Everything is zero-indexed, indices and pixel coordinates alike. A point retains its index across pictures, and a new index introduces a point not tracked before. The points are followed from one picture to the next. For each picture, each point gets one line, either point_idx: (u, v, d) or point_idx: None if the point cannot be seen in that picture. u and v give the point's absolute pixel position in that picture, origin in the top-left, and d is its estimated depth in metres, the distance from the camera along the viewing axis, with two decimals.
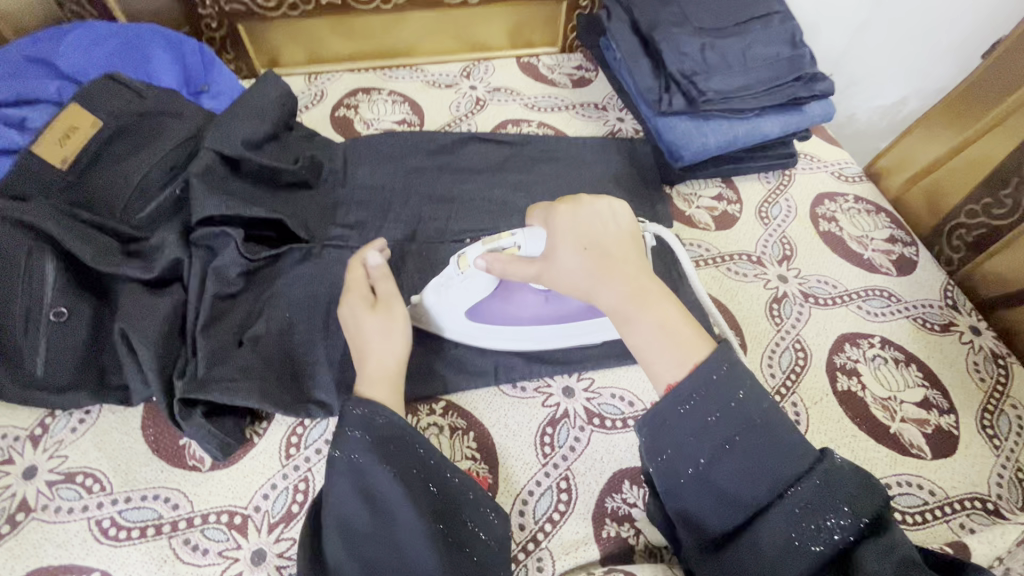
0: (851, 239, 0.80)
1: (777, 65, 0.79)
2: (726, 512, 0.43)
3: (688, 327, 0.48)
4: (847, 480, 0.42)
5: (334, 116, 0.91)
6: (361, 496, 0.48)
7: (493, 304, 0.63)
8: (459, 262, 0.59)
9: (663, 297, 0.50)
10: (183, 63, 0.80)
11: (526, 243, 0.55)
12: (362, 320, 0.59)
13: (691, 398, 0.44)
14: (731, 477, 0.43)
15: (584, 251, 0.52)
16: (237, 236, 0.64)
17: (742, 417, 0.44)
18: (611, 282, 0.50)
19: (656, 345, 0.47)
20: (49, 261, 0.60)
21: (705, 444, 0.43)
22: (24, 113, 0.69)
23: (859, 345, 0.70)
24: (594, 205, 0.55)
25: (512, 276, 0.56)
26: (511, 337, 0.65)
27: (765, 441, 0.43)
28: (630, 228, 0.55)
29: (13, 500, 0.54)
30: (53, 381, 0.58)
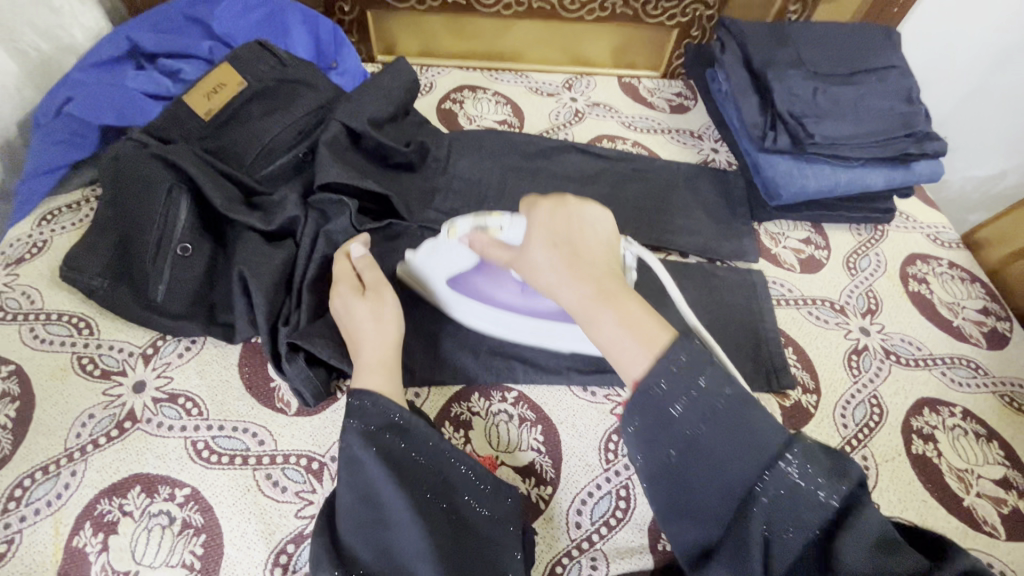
0: (941, 304, 0.79)
1: (891, 119, 0.78)
2: (711, 503, 0.44)
3: (650, 321, 0.47)
4: (820, 459, 0.42)
5: (441, 107, 0.95)
6: (364, 487, 0.49)
7: (472, 278, 0.66)
8: (448, 231, 0.59)
9: (628, 294, 0.49)
10: (317, 39, 0.84)
11: (508, 228, 0.57)
12: (361, 306, 0.61)
13: (651, 391, 0.44)
14: (705, 479, 0.44)
15: (552, 246, 0.52)
16: (352, 207, 0.68)
17: (705, 407, 0.43)
18: (571, 279, 0.50)
19: (614, 341, 0.47)
20: (186, 195, 0.66)
21: (670, 436, 0.44)
22: (179, 65, 0.77)
23: (939, 412, 0.68)
24: (578, 205, 0.55)
25: (489, 257, 0.58)
26: (486, 321, 0.67)
27: (737, 437, 0.43)
28: (608, 232, 0.56)
29: (122, 408, 0.59)
30: (170, 309, 0.63)
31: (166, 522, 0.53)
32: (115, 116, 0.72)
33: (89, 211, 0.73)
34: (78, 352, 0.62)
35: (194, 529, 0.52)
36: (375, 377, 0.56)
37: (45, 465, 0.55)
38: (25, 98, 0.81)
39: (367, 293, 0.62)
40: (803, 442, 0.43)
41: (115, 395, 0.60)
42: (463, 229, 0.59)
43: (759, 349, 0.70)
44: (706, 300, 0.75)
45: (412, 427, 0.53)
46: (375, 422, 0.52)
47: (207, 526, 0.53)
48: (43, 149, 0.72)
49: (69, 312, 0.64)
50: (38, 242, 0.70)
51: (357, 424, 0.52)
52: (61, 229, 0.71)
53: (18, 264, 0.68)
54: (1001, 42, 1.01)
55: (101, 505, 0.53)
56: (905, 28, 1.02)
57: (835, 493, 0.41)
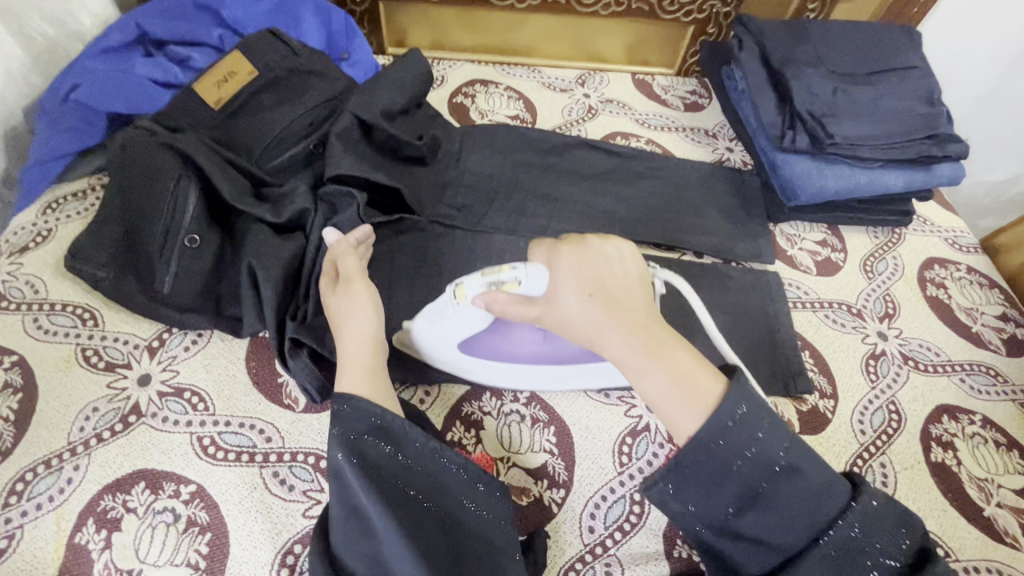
0: (959, 310, 0.77)
1: (912, 119, 0.77)
2: (772, 553, 0.45)
3: (699, 371, 0.46)
4: (886, 509, 0.45)
5: (452, 101, 0.94)
6: (350, 497, 0.47)
7: (488, 340, 0.61)
8: (455, 292, 0.57)
9: (673, 343, 0.48)
10: (328, 29, 0.83)
11: (526, 281, 0.53)
12: (334, 301, 0.59)
13: (710, 448, 0.44)
14: (764, 527, 0.45)
15: (587, 295, 0.49)
16: (361, 199, 0.67)
17: (768, 462, 0.44)
18: (616, 332, 0.48)
19: (668, 398, 0.46)
20: (195, 185, 0.64)
21: (731, 489, 0.45)
22: (189, 53, 0.75)
23: (958, 420, 0.67)
24: (603, 247, 0.52)
25: (512, 316, 0.54)
26: (512, 376, 0.62)
27: (796, 488, 0.44)
28: (635, 265, 0.52)
29: (127, 401, 0.58)
30: (178, 301, 0.62)
31: (171, 519, 0.51)
32: (123, 104, 0.71)
33: (95, 200, 0.72)
34: (82, 344, 0.60)
35: (200, 527, 0.51)
36: (359, 380, 0.53)
37: (47, 458, 0.53)
38: (31, 84, 0.80)
39: (339, 287, 0.60)
40: (866, 494, 0.46)
41: (120, 388, 0.58)
42: (472, 289, 0.55)
43: (775, 353, 0.69)
44: (722, 303, 0.73)
45: (394, 428, 0.50)
46: (355, 428, 0.50)
47: (213, 525, 0.51)
48: (49, 136, 0.71)
49: (74, 303, 0.63)
50: (43, 231, 0.69)
51: (338, 431, 0.50)
52: (67, 218, 0.70)
53: (23, 253, 0.66)
54: (1020, 44, 1.00)
55: (105, 501, 0.52)
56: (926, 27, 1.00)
57: (901, 545, 0.44)
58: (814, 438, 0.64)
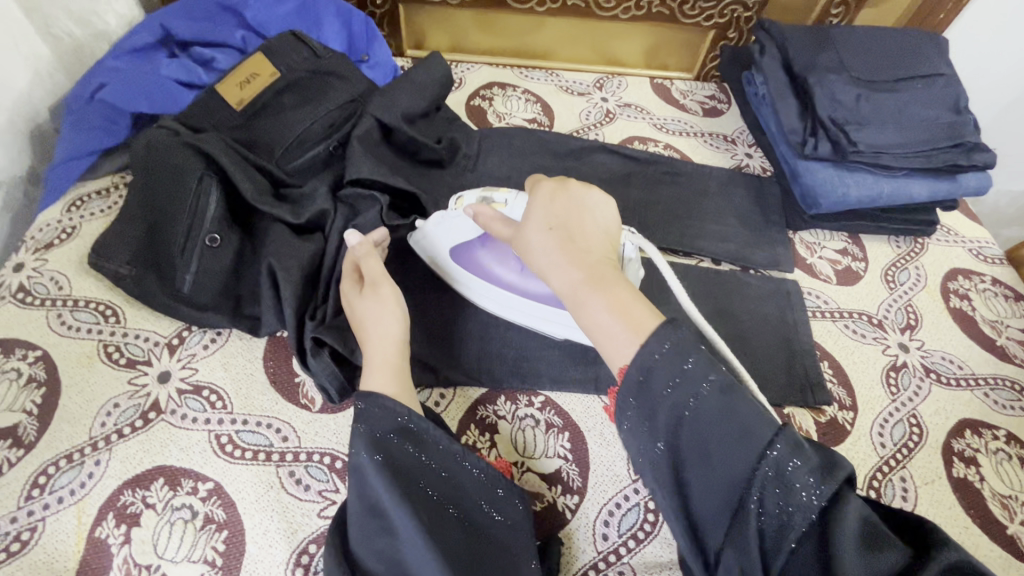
0: (983, 322, 0.76)
1: (937, 128, 0.76)
2: (706, 500, 0.42)
3: (638, 306, 0.46)
4: (808, 453, 0.41)
5: (470, 104, 0.94)
6: (371, 496, 0.47)
7: (476, 253, 0.65)
8: (456, 202, 0.63)
9: (619, 280, 0.48)
10: (349, 32, 0.83)
11: (513, 204, 0.59)
12: (360, 302, 0.59)
13: (638, 378, 0.43)
14: (696, 473, 0.42)
15: (548, 228, 0.53)
16: (382, 202, 0.67)
17: (710, 406, 0.42)
18: (565, 262, 0.50)
19: (604, 326, 0.46)
20: (217, 184, 0.65)
21: (658, 425, 0.43)
22: (212, 54, 0.76)
23: (981, 434, 0.65)
24: (578, 190, 0.55)
25: (492, 231, 0.59)
26: (486, 297, 0.66)
27: (718, 421, 0.42)
28: (609, 223, 0.55)
29: (147, 398, 0.58)
30: (197, 300, 0.63)
31: (188, 516, 0.52)
32: (148, 103, 0.72)
33: (119, 198, 0.73)
34: (104, 340, 0.61)
35: (217, 524, 0.52)
36: (388, 381, 0.54)
37: (69, 453, 0.54)
38: (57, 83, 0.81)
39: (365, 289, 0.59)
40: (787, 432, 0.41)
41: (141, 384, 0.59)
42: (470, 200, 0.62)
43: (793, 362, 0.68)
44: (740, 310, 0.72)
45: (420, 430, 0.51)
46: (381, 428, 0.50)
47: (230, 522, 0.52)
48: (75, 135, 0.72)
49: (96, 299, 0.64)
50: (67, 228, 0.70)
51: (363, 428, 0.50)
52: (90, 216, 0.71)
53: (47, 249, 0.67)
54: None
55: (124, 497, 0.52)
56: (953, 34, 0.98)
57: (823, 487, 0.40)
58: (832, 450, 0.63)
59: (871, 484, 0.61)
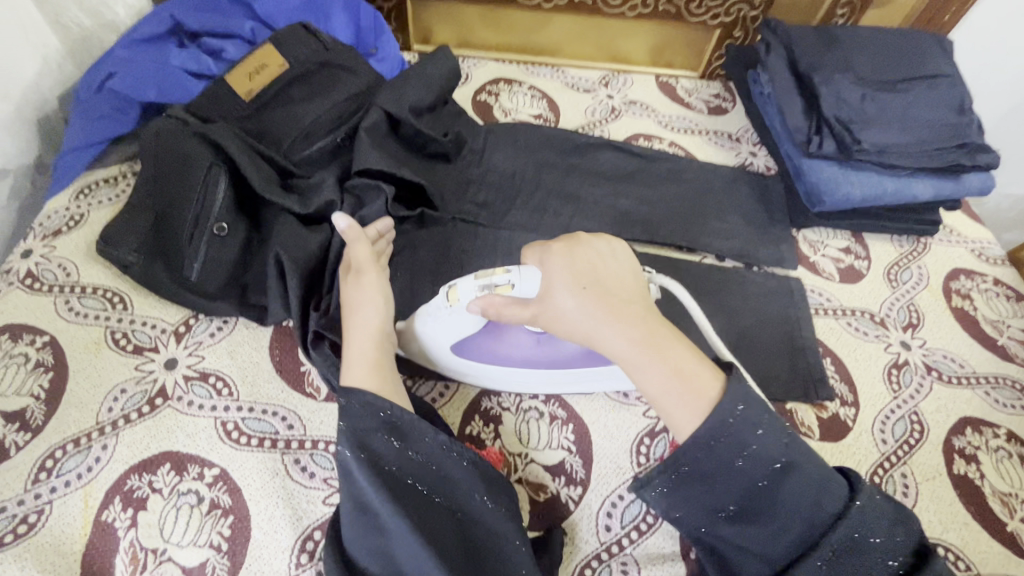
0: (985, 321, 0.76)
1: (941, 129, 0.76)
2: (775, 554, 0.46)
3: (697, 365, 0.47)
4: (881, 509, 0.46)
5: (476, 99, 0.94)
6: (361, 494, 0.47)
7: (480, 342, 0.61)
8: (449, 295, 0.57)
9: (671, 338, 0.48)
10: (357, 24, 0.83)
11: (520, 283, 0.53)
12: (347, 290, 0.60)
13: (708, 443, 0.45)
14: (769, 534, 0.45)
15: (582, 289, 0.49)
16: (388, 193, 0.68)
17: (762, 457, 0.45)
18: (615, 327, 0.47)
19: (670, 394, 0.46)
20: (225, 173, 0.65)
21: (732, 490, 0.46)
22: (221, 45, 0.77)
23: (982, 432, 0.66)
24: (594, 243, 0.52)
25: (507, 318, 0.54)
26: (508, 379, 0.62)
27: (797, 489, 0.45)
28: (628, 259, 0.53)
29: (154, 384, 0.59)
30: (205, 288, 0.63)
31: (194, 501, 0.52)
32: (157, 92, 0.72)
33: (126, 186, 0.73)
34: (111, 327, 0.62)
35: (223, 510, 0.52)
36: (365, 374, 0.53)
37: (76, 437, 0.55)
38: (66, 72, 0.82)
39: (348, 274, 0.61)
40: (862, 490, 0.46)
41: (148, 371, 0.59)
42: (466, 291, 0.56)
43: (797, 359, 0.69)
44: (744, 307, 0.73)
45: (404, 424, 0.51)
46: (364, 425, 0.50)
47: (235, 508, 0.52)
48: (84, 124, 0.72)
49: (104, 287, 0.64)
50: (75, 215, 0.70)
51: (350, 426, 0.50)
52: (98, 204, 0.71)
53: (55, 236, 0.68)
54: None
55: (130, 481, 0.53)
56: (958, 35, 0.99)
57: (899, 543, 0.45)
58: (834, 446, 0.63)
59: (872, 480, 0.61)
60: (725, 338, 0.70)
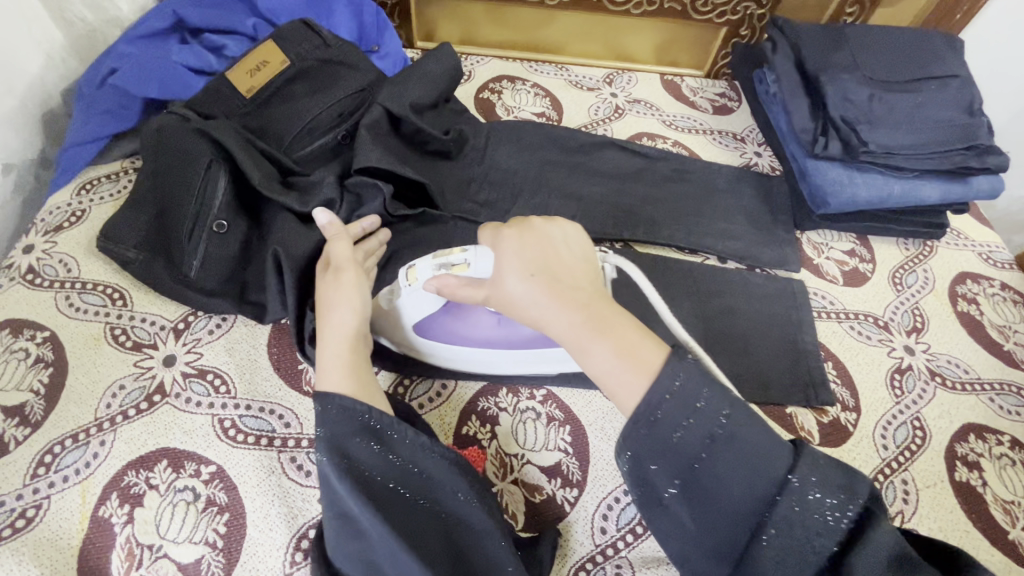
0: (991, 326, 0.75)
1: (950, 130, 0.75)
2: (723, 523, 0.43)
3: (640, 340, 0.46)
4: (827, 472, 0.43)
5: (479, 97, 0.93)
6: (339, 501, 0.48)
7: (443, 322, 0.61)
8: (408, 274, 0.58)
9: (617, 317, 0.48)
10: (360, 21, 0.83)
11: (474, 261, 0.54)
12: (324, 288, 0.59)
13: (650, 420, 0.43)
14: (717, 507, 0.43)
15: (529, 274, 0.50)
16: (387, 192, 0.67)
17: (705, 430, 0.43)
18: (559, 309, 0.48)
19: (612, 372, 0.45)
20: (225, 171, 0.64)
21: (676, 465, 0.44)
22: (223, 41, 0.77)
23: (985, 439, 0.65)
24: (546, 229, 0.53)
25: (461, 298, 0.55)
26: (470, 359, 0.63)
27: (738, 458, 0.43)
28: (579, 246, 0.54)
29: (152, 380, 0.59)
30: (204, 285, 0.63)
31: (191, 498, 0.52)
32: (158, 88, 0.71)
33: (128, 183, 0.74)
34: (111, 323, 0.62)
35: (218, 507, 0.52)
36: (341, 378, 0.53)
37: (75, 433, 0.55)
38: (69, 68, 0.82)
39: (328, 271, 0.60)
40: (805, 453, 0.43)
41: (146, 367, 0.60)
42: (424, 271, 0.57)
43: (797, 363, 0.68)
44: (745, 309, 0.72)
45: (382, 427, 0.51)
46: (342, 429, 0.50)
47: (231, 506, 0.52)
48: (86, 119, 0.72)
49: (104, 282, 0.64)
50: (77, 211, 0.70)
51: (325, 431, 0.50)
52: (100, 199, 0.72)
53: (57, 232, 0.68)
54: None
55: (128, 477, 0.53)
56: (969, 35, 0.97)
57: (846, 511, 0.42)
58: (834, 451, 0.62)
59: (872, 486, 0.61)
60: (725, 341, 0.69)
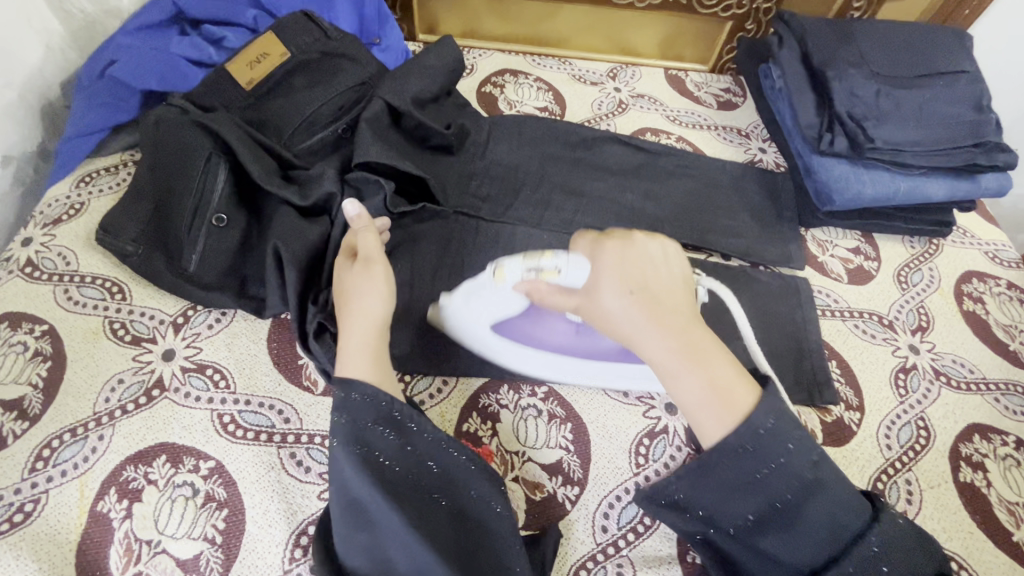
0: (997, 326, 0.74)
1: (958, 126, 0.74)
2: (794, 564, 0.45)
3: (736, 378, 0.45)
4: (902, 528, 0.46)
5: (481, 91, 0.93)
6: (352, 492, 0.47)
7: (521, 323, 0.63)
8: (494, 271, 0.57)
9: (714, 349, 0.46)
10: (361, 13, 0.82)
11: (566, 270, 0.53)
12: (350, 276, 0.58)
13: (735, 455, 0.44)
14: (793, 545, 0.44)
15: (630, 292, 0.48)
16: (388, 189, 0.67)
17: (789, 473, 0.44)
18: (659, 334, 0.46)
19: (704, 405, 0.45)
20: (225, 164, 0.64)
21: (755, 499, 0.45)
22: (223, 33, 0.76)
23: (990, 440, 0.64)
24: (648, 247, 0.51)
25: (549, 303, 0.55)
26: (537, 365, 0.63)
27: (822, 503, 0.44)
28: (678, 266, 0.52)
29: (151, 374, 0.58)
30: (202, 279, 0.63)
31: (190, 493, 0.52)
32: (157, 81, 0.71)
33: (127, 175, 0.73)
34: (110, 317, 0.61)
35: (217, 503, 0.52)
36: (366, 365, 0.52)
37: (73, 427, 0.55)
38: (68, 59, 0.81)
39: (357, 262, 0.59)
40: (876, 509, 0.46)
41: (145, 362, 0.59)
42: (512, 270, 0.56)
43: (801, 361, 0.68)
44: (749, 307, 0.72)
45: (404, 419, 0.50)
46: (363, 418, 0.49)
47: (230, 501, 0.52)
48: (85, 111, 0.72)
49: (103, 276, 0.64)
50: (76, 204, 0.70)
51: (344, 418, 0.49)
52: (99, 192, 0.71)
53: (56, 225, 0.68)
54: None
55: (127, 472, 0.53)
56: (977, 31, 0.96)
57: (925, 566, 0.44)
58: (838, 451, 0.62)
59: (875, 486, 0.60)
60: (729, 340, 0.69)
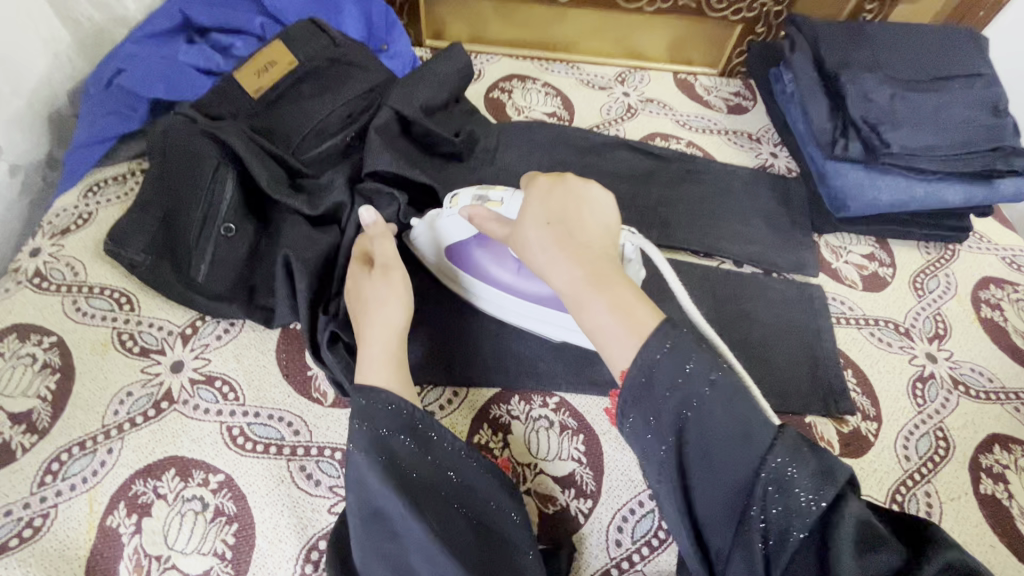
0: (1016, 333, 0.73)
1: (975, 130, 0.73)
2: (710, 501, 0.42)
3: (637, 304, 0.45)
4: (806, 457, 0.41)
5: (489, 96, 0.92)
6: (373, 501, 0.46)
7: (474, 251, 0.63)
8: (452, 200, 0.60)
9: (621, 278, 0.47)
10: (370, 20, 0.82)
11: (507, 202, 0.56)
12: (369, 285, 0.57)
13: (638, 381, 0.42)
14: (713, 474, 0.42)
15: (546, 223, 0.50)
16: (402, 200, 0.66)
17: (690, 397, 0.41)
18: (565, 260, 0.48)
19: (605, 328, 0.44)
20: (233, 173, 0.64)
21: (664, 428, 0.43)
22: (231, 41, 0.76)
23: (1010, 450, 0.63)
24: (579, 186, 0.52)
25: (488, 232, 0.56)
26: (484, 296, 0.65)
27: (722, 424, 0.41)
28: (609, 213, 0.52)
29: (160, 387, 0.58)
30: (212, 289, 0.62)
31: (199, 508, 0.52)
32: (166, 89, 0.71)
33: (134, 184, 0.73)
34: (118, 328, 0.61)
35: (227, 517, 0.51)
36: (387, 373, 0.52)
37: (82, 440, 0.54)
38: (76, 68, 0.81)
39: (375, 270, 0.58)
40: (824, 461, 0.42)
41: (154, 373, 0.59)
42: (465, 200, 0.59)
43: (816, 370, 0.67)
44: (762, 315, 0.71)
45: (426, 428, 0.50)
46: (386, 426, 0.49)
47: (240, 515, 0.52)
48: (92, 120, 0.72)
49: (111, 286, 0.64)
50: (83, 214, 0.69)
51: (365, 425, 0.48)
52: (106, 202, 0.71)
53: (64, 235, 0.67)
54: None
55: (136, 486, 0.52)
56: (992, 33, 0.95)
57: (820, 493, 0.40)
58: (855, 462, 0.61)
59: (894, 498, 0.59)
60: (742, 348, 0.68)
